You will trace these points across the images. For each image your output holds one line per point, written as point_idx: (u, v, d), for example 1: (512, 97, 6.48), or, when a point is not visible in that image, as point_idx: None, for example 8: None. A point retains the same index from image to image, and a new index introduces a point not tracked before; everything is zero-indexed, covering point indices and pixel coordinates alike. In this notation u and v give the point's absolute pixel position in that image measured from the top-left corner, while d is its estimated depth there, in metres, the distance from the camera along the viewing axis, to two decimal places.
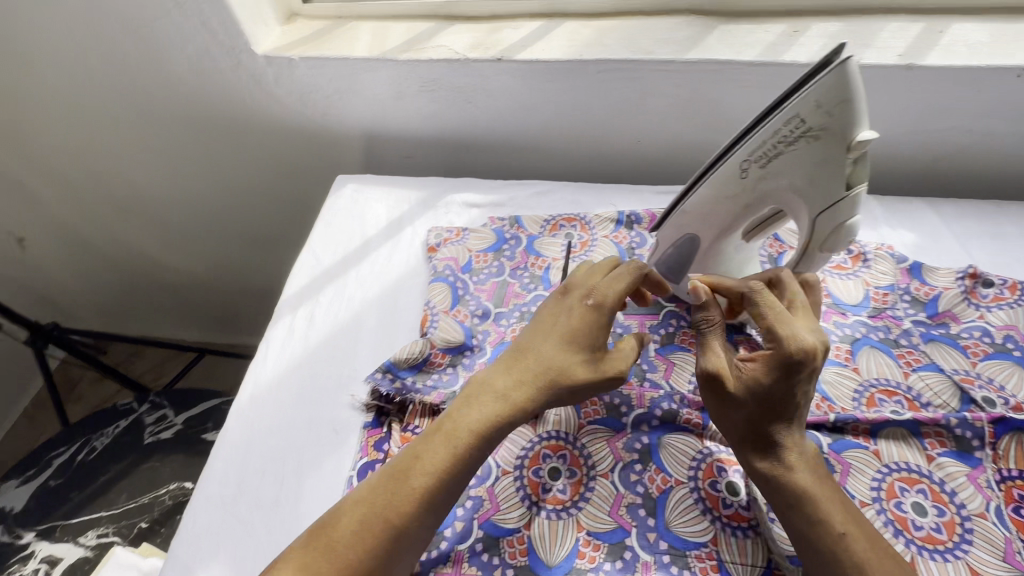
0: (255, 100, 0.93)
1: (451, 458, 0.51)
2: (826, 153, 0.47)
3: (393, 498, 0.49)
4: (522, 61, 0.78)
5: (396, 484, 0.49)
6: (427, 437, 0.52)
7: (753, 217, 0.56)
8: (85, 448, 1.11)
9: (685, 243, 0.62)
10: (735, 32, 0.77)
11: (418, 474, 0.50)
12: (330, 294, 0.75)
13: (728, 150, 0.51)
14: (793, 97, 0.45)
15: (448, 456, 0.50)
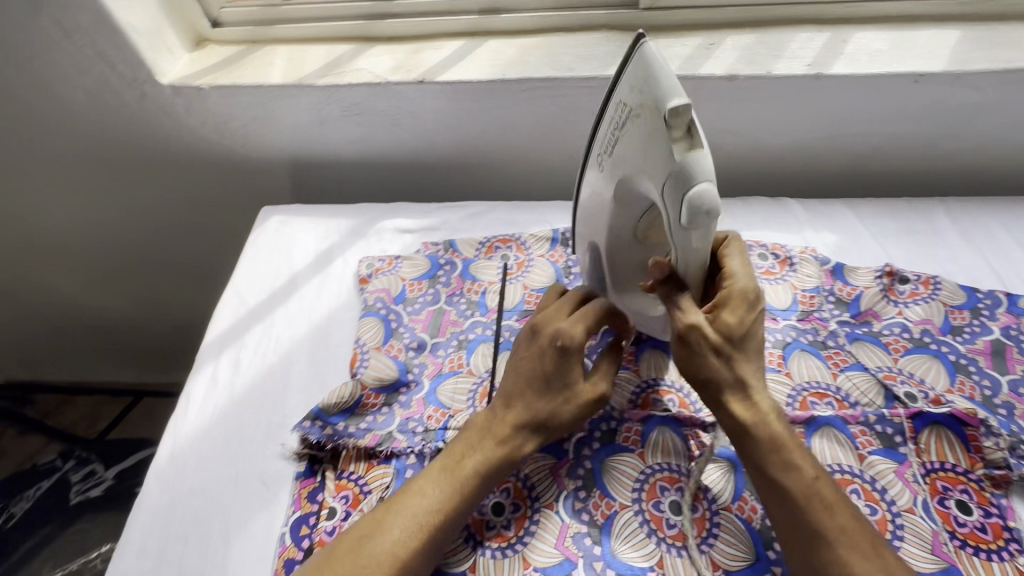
0: (168, 132, 0.88)
1: (451, 496, 0.51)
2: (650, 123, 0.43)
3: (393, 532, 0.49)
4: (445, 82, 0.77)
5: (394, 522, 0.50)
6: (428, 475, 0.53)
7: (632, 220, 0.53)
8: (3, 516, 1.02)
9: (594, 253, 0.61)
10: (653, 46, 0.78)
11: (418, 514, 0.50)
12: (255, 336, 0.71)
13: (592, 150, 0.55)
14: (624, 78, 0.47)
15: (444, 497, 0.51)
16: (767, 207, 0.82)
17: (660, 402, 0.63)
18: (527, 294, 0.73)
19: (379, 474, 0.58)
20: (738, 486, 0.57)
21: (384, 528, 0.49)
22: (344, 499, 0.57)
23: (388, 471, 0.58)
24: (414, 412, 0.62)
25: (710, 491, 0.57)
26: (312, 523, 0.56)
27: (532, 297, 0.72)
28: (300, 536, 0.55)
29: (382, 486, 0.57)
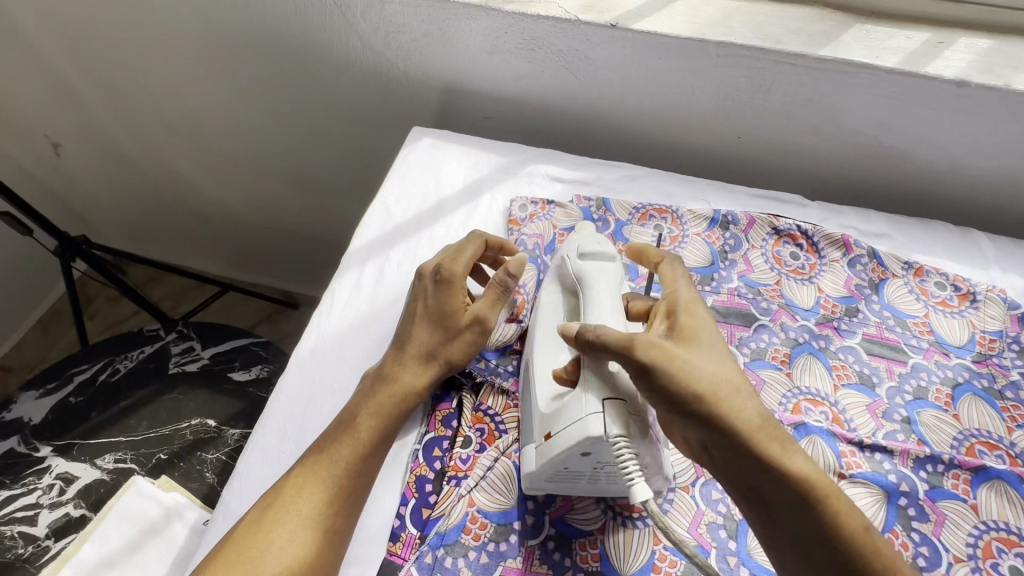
0: (334, 32, 0.87)
1: (386, 408, 0.53)
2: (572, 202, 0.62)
3: (359, 438, 0.51)
4: (639, 31, 0.72)
5: (363, 423, 0.52)
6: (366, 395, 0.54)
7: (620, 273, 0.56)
8: (108, 369, 1.09)
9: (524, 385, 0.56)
10: (874, 33, 0.71)
11: (371, 433, 0.52)
12: (401, 252, 0.70)
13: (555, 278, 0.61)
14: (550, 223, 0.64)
15: (385, 405, 0.53)
16: (950, 234, 0.75)
17: (812, 412, 0.59)
18: None
19: (516, 416, 0.58)
20: (889, 517, 0.54)
21: (353, 435, 0.51)
22: (479, 432, 0.57)
23: None
24: None
25: None
26: (445, 448, 0.56)
27: None
28: (432, 456, 0.56)
29: (518, 428, 0.57)
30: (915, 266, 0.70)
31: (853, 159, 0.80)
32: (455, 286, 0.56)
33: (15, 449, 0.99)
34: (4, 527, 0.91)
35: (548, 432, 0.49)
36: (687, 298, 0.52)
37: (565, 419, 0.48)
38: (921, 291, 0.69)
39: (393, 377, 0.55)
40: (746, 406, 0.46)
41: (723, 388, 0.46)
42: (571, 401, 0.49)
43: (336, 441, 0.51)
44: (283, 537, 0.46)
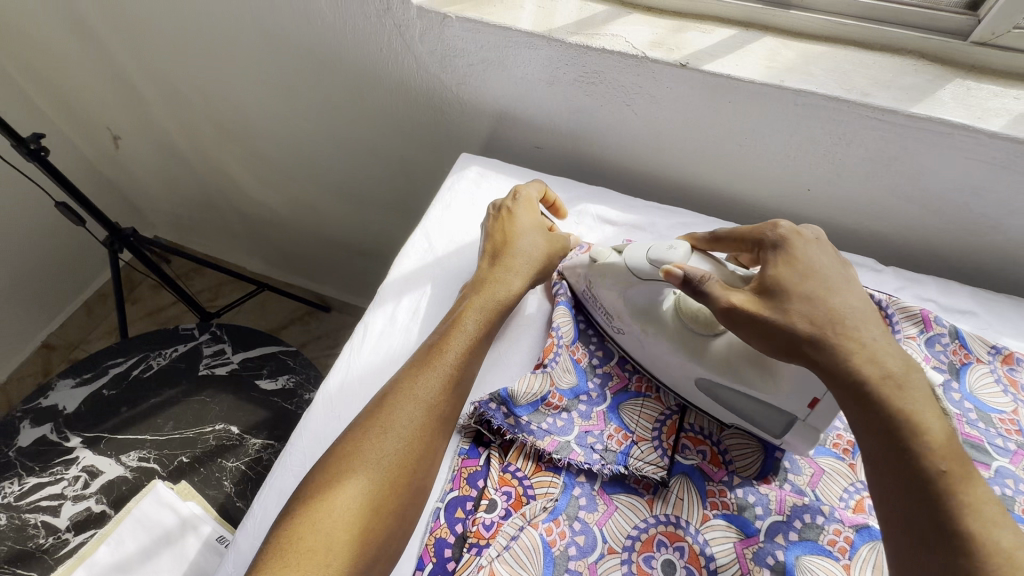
0: (391, 51, 0.85)
1: (433, 379, 0.52)
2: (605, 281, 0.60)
3: (407, 413, 0.50)
4: (709, 72, 0.67)
5: (398, 423, 0.49)
6: (408, 370, 0.53)
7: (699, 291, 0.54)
8: (141, 364, 1.11)
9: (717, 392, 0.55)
10: (974, 91, 0.64)
11: (424, 399, 0.51)
12: (438, 287, 0.68)
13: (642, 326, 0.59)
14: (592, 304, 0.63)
15: (435, 380, 0.52)
16: None
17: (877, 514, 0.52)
18: None
19: (546, 482, 0.54)
20: None
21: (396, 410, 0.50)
22: (505, 496, 0.53)
23: (556, 482, 0.54)
24: (594, 426, 0.57)
25: None
26: (469, 509, 0.52)
27: None
28: (454, 518, 0.52)
29: (547, 496, 0.53)
30: (1004, 353, 0.63)
31: (936, 224, 0.72)
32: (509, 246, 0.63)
33: (46, 437, 1.01)
34: (29, 514, 0.93)
35: (812, 398, 0.49)
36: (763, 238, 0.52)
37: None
38: (1009, 381, 0.62)
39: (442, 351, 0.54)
40: (852, 328, 0.44)
41: (828, 318, 0.45)
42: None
43: (376, 419, 0.50)
44: (346, 502, 0.45)
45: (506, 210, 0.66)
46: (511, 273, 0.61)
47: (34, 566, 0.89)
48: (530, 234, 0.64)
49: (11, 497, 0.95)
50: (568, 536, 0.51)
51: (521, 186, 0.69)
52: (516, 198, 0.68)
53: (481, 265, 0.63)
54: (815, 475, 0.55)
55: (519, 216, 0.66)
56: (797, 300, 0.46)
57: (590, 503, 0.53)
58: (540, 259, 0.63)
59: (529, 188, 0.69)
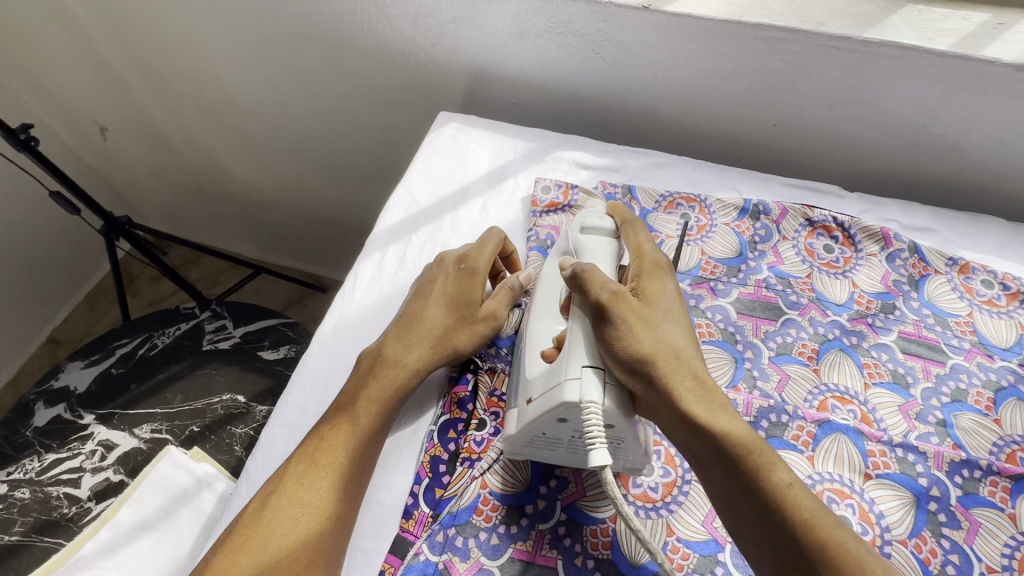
0: (365, 17, 0.88)
1: (389, 386, 0.54)
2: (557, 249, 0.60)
3: (363, 421, 0.52)
4: (671, 13, 0.69)
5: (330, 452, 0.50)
6: (358, 375, 0.55)
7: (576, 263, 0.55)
8: (147, 344, 1.15)
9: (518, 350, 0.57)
10: (926, 14, 0.67)
11: (357, 428, 0.51)
12: (423, 236, 0.71)
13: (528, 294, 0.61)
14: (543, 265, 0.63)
15: (386, 389, 0.53)
16: (1001, 231, 0.71)
17: (839, 411, 0.57)
18: (704, 261, 0.67)
19: None
20: (918, 523, 0.51)
21: (356, 420, 0.52)
22: (494, 415, 0.57)
23: None
24: None
25: (886, 519, 0.51)
26: (460, 429, 0.56)
27: (709, 265, 0.67)
28: (447, 438, 0.56)
29: None
30: (960, 264, 0.67)
31: (897, 148, 0.75)
32: (414, 329, 0.56)
33: (61, 415, 1.05)
34: (51, 487, 0.98)
35: (529, 396, 0.50)
36: (653, 261, 0.54)
37: (547, 381, 0.48)
38: (965, 289, 0.65)
39: (396, 361, 0.55)
40: (667, 343, 0.48)
41: (652, 333, 0.48)
42: (554, 364, 0.49)
43: (337, 426, 0.52)
44: (314, 500, 0.48)
45: (442, 277, 0.59)
46: (411, 355, 0.55)
47: (61, 533, 0.94)
48: (448, 322, 0.57)
49: (33, 472, 0.99)
50: None
51: (474, 249, 0.59)
52: (458, 265, 0.59)
53: (384, 337, 0.57)
54: (781, 381, 0.59)
55: (448, 290, 0.58)
56: (642, 324, 0.48)
57: None
58: (448, 347, 0.56)
59: (479, 257, 0.59)
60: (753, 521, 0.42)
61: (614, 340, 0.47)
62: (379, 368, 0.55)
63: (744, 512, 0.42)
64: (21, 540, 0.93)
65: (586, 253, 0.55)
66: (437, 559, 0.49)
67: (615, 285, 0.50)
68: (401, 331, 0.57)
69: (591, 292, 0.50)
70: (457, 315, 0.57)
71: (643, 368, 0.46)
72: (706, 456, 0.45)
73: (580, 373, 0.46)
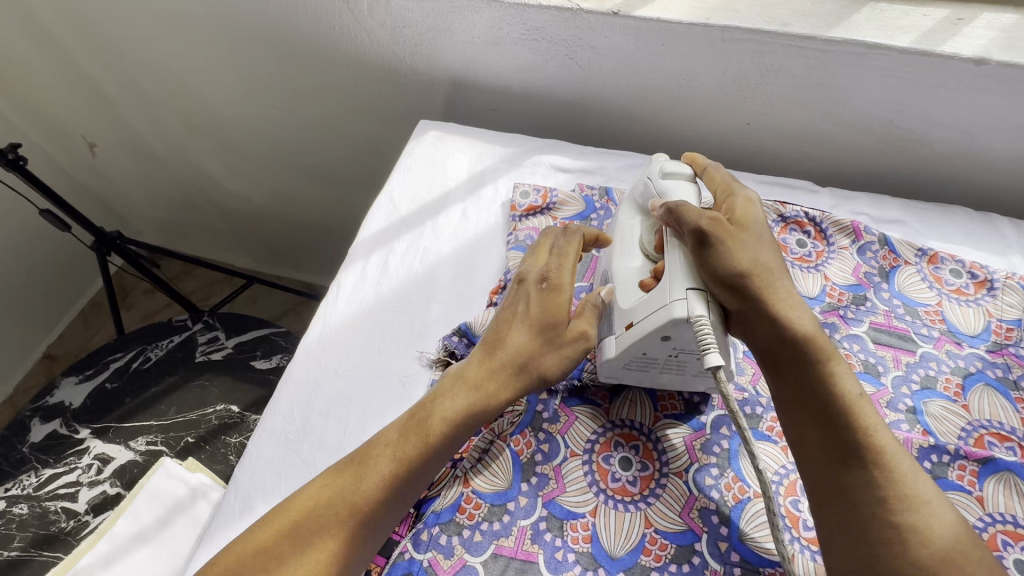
0: (344, 29, 0.90)
1: (415, 450, 0.49)
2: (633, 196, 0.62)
3: (390, 464, 0.48)
4: (640, 18, 0.71)
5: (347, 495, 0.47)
6: (396, 427, 0.50)
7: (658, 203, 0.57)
8: (140, 357, 1.16)
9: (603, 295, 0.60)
10: (887, 12, 0.69)
11: (386, 474, 0.48)
12: (405, 243, 0.72)
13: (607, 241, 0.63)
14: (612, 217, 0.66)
15: (424, 437, 0.49)
16: (969, 221, 0.72)
17: None
18: None
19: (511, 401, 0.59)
20: None
21: (381, 461, 0.48)
22: None
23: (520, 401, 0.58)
24: None
25: None
26: None
27: None
28: None
29: (513, 413, 0.58)
30: (930, 254, 0.68)
31: (866, 143, 0.77)
32: (494, 363, 0.53)
33: (57, 431, 1.06)
34: (49, 502, 0.99)
35: (628, 322, 0.52)
36: (745, 197, 0.55)
37: (646, 308, 0.51)
38: (934, 279, 0.67)
39: (463, 413, 0.51)
40: (764, 263, 0.50)
41: (750, 255, 0.50)
42: (654, 290, 0.51)
43: (360, 466, 0.48)
44: (325, 543, 0.45)
45: (527, 299, 0.55)
46: (500, 392, 0.52)
47: (59, 547, 0.95)
48: (544, 354, 0.53)
49: (30, 487, 1.00)
50: (534, 445, 0.56)
51: (556, 265, 0.56)
52: (541, 285, 0.55)
53: (470, 365, 0.53)
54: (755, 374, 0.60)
55: (534, 315, 0.54)
56: (740, 246, 0.50)
57: (554, 415, 0.58)
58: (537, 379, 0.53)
59: (566, 277, 0.56)
60: (817, 431, 0.45)
61: (711, 262, 0.49)
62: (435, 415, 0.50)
63: (814, 413, 0.46)
64: (20, 555, 0.94)
65: (666, 194, 0.56)
66: (421, 557, 0.51)
67: (712, 213, 0.51)
68: (488, 366, 0.53)
69: (688, 223, 0.51)
70: (548, 339, 0.53)
71: (741, 290, 0.48)
72: (788, 361, 0.48)
73: (684, 292, 0.48)
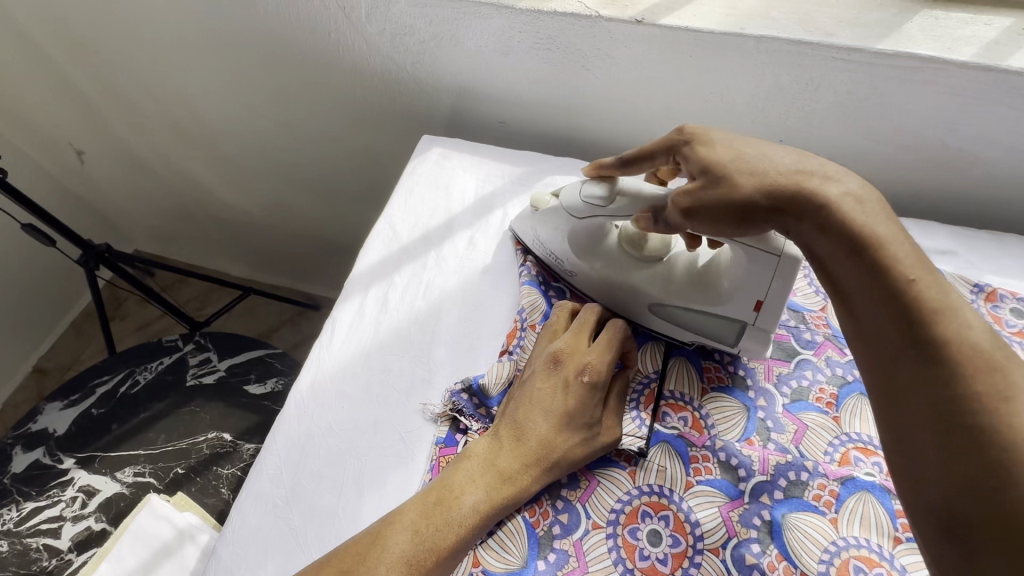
0: (340, 35, 0.83)
1: (440, 538, 0.44)
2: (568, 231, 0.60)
3: (400, 558, 0.43)
4: (666, 27, 0.64)
5: None
6: (417, 506, 0.46)
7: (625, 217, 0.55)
8: (128, 380, 1.10)
9: (669, 313, 0.58)
10: (943, 21, 0.62)
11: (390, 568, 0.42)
12: (406, 276, 0.66)
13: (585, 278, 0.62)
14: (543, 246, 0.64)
15: (441, 527, 0.45)
16: None
17: (863, 464, 0.52)
18: None
19: None
20: None
21: (389, 555, 0.43)
22: None
23: None
24: None
25: None
26: None
27: None
28: None
29: None
30: (987, 291, 0.61)
31: (912, 163, 0.70)
32: (521, 450, 0.49)
33: (40, 460, 1.01)
34: (30, 539, 0.93)
35: (755, 302, 0.53)
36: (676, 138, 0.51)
37: (769, 281, 0.52)
38: (994, 319, 0.60)
39: (484, 505, 0.46)
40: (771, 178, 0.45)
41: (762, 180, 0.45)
42: (748, 267, 0.52)
43: (363, 558, 0.43)
44: None
45: (562, 386, 0.51)
46: (521, 485, 0.48)
47: None
48: (567, 446, 0.50)
49: (11, 522, 0.95)
50: (552, 515, 0.50)
51: (594, 356, 0.52)
52: (581, 376, 0.51)
53: (493, 447, 0.49)
54: (799, 432, 0.54)
55: (568, 404, 0.50)
56: (733, 189, 0.46)
57: (574, 480, 0.52)
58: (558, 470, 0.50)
59: (603, 364, 0.52)
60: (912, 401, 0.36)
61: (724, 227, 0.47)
62: (456, 501, 0.46)
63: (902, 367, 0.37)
64: None
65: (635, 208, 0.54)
66: None
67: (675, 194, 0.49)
68: (511, 452, 0.49)
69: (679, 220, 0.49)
70: (579, 433, 0.50)
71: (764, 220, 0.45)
72: (876, 316, 0.39)
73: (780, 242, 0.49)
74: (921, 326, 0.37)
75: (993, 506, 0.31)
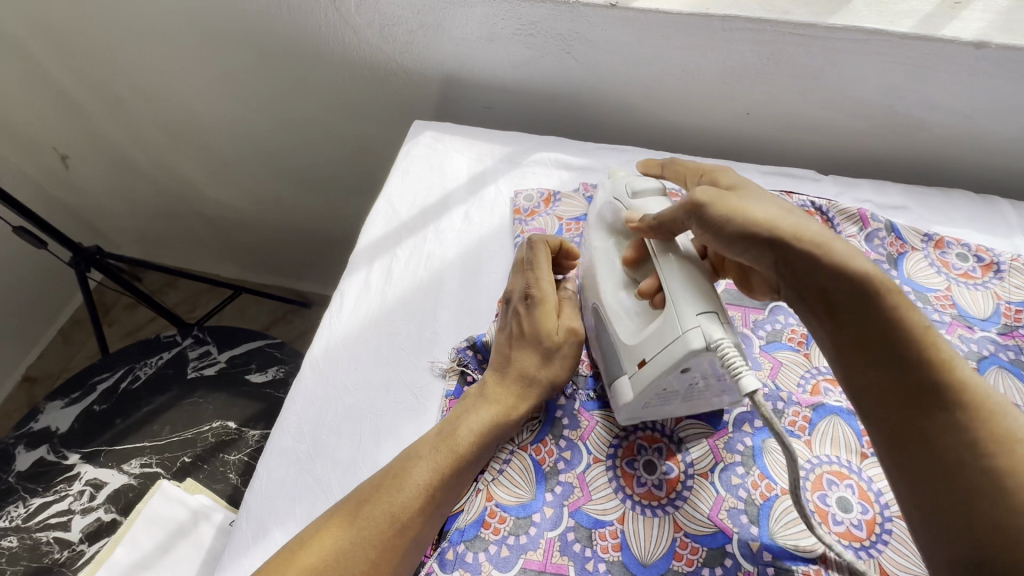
0: (330, 27, 0.87)
1: (445, 460, 0.51)
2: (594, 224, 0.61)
3: (417, 483, 0.49)
4: (639, 9, 0.69)
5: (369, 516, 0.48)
6: (427, 441, 0.52)
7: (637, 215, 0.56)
8: (128, 376, 1.12)
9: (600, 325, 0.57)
10: None
11: (408, 491, 0.49)
12: (408, 249, 0.70)
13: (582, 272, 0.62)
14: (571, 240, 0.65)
15: (447, 454, 0.51)
16: (972, 204, 0.73)
17: (832, 393, 0.58)
18: None
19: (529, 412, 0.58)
20: None
21: (407, 481, 0.49)
22: None
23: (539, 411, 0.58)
24: None
25: (884, 496, 0.52)
26: None
27: None
28: None
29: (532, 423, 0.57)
30: (935, 240, 0.68)
31: (866, 128, 0.77)
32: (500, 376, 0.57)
33: (44, 458, 1.02)
34: (40, 533, 0.94)
35: (641, 359, 0.50)
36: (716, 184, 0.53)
37: (659, 341, 0.48)
38: (941, 264, 0.67)
39: (481, 428, 0.53)
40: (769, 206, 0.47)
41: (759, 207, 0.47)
42: (661, 321, 0.49)
43: (383, 486, 0.49)
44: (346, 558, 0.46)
45: (513, 314, 0.59)
46: (506, 402, 0.55)
47: None
48: (536, 360, 0.57)
49: (19, 519, 0.96)
50: (556, 453, 0.55)
51: (536, 280, 0.60)
52: (524, 299, 0.59)
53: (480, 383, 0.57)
54: (774, 368, 0.60)
55: (522, 326, 0.58)
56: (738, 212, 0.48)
57: (575, 422, 0.57)
58: (539, 383, 0.56)
59: (545, 285, 0.60)
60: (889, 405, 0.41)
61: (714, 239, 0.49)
62: (458, 434, 0.52)
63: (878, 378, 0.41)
64: None
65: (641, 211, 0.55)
66: None
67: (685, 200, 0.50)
68: (492, 380, 0.57)
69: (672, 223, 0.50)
70: (540, 347, 0.57)
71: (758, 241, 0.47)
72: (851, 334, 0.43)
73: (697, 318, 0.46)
74: (901, 348, 0.41)
75: (968, 493, 0.37)
